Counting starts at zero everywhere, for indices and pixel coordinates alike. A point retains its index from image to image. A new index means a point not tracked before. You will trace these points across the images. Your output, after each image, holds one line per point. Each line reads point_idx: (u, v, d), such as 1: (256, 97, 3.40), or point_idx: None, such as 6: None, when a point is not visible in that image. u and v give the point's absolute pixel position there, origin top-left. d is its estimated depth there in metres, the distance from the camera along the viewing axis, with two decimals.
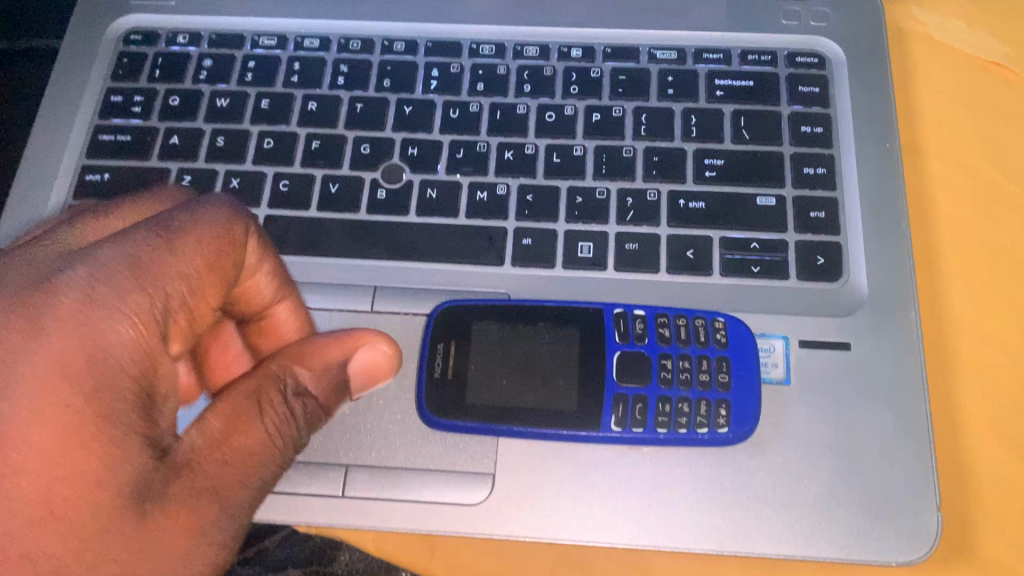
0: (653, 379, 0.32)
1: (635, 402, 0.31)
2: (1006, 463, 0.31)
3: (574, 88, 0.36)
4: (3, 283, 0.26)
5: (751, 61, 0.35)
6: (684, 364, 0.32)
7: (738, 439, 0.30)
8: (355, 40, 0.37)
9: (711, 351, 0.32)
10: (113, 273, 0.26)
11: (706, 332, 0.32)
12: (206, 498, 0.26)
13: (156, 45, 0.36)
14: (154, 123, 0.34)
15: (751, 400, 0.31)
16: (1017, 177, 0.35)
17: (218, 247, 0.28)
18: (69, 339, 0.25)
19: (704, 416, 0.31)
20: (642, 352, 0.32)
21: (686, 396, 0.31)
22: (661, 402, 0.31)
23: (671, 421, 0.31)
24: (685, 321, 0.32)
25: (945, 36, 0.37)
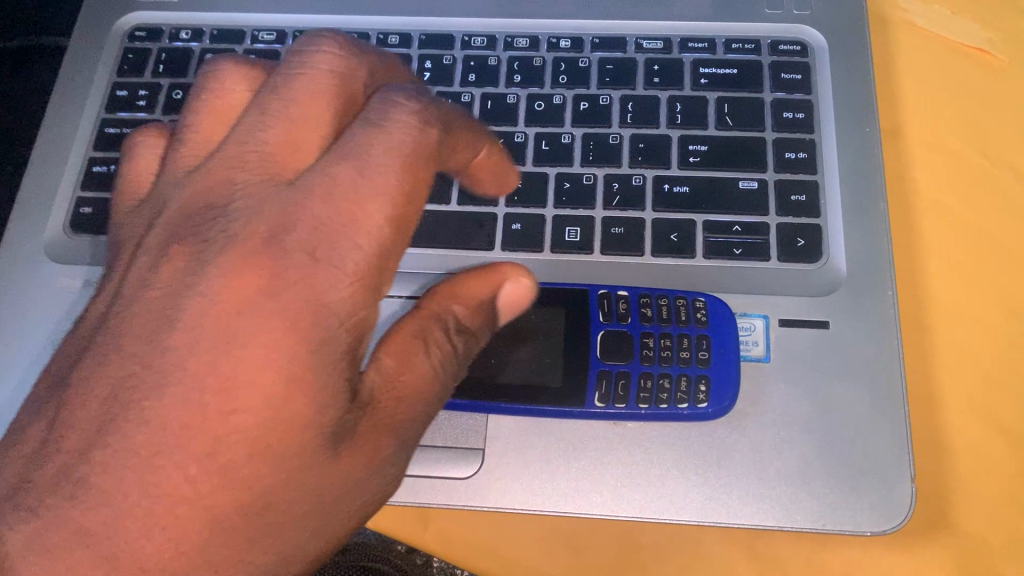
0: (635, 357, 0.30)
1: (617, 376, 0.30)
2: (982, 437, 0.30)
3: (562, 78, 0.34)
4: (225, 244, 0.23)
5: (734, 49, 0.35)
6: (666, 343, 0.30)
7: (718, 415, 0.29)
8: (351, 34, 0.36)
9: (692, 329, 0.30)
10: (320, 221, 0.23)
11: (686, 309, 0.30)
12: (388, 433, 0.24)
13: (160, 41, 0.37)
14: (158, 116, 0.35)
15: (732, 377, 0.29)
16: (996, 159, 0.35)
17: (415, 166, 0.24)
18: (276, 268, 0.22)
19: (683, 392, 0.29)
20: (624, 331, 0.31)
21: (667, 374, 0.30)
22: (643, 378, 0.30)
23: (653, 398, 0.29)
24: (667, 300, 0.31)
25: (928, 23, 0.38)
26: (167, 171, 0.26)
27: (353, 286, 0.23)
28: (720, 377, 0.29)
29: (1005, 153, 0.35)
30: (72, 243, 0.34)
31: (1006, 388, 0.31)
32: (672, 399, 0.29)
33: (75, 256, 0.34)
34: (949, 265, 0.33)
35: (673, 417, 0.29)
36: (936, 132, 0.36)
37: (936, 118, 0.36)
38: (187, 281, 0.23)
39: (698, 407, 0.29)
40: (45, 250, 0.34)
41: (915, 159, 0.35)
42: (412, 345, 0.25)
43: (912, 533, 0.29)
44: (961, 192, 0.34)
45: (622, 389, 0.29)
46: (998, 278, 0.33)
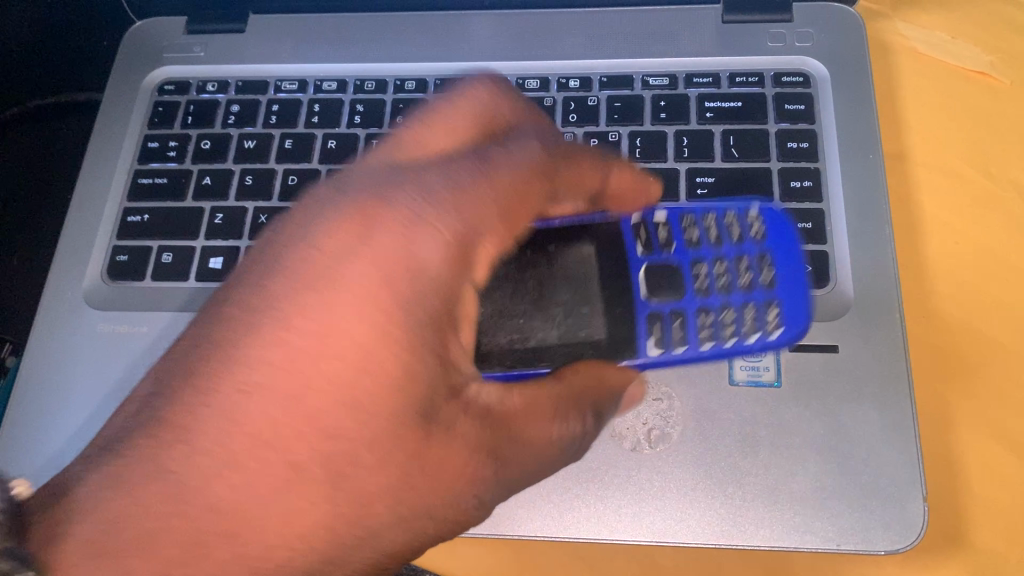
0: (687, 292, 0.29)
1: (672, 320, 0.28)
2: (996, 455, 0.31)
3: (573, 116, 0.36)
4: (337, 198, 0.25)
5: (739, 82, 0.36)
6: (725, 268, 0.29)
7: (788, 342, 0.29)
8: (369, 81, 0.38)
9: (751, 254, 0.30)
10: (437, 198, 0.24)
11: (750, 263, 0.29)
12: (497, 457, 0.24)
13: (188, 93, 0.39)
14: (188, 165, 0.37)
15: (806, 293, 0.29)
16: (1000, 179, 0.36)
17: (526, 184, 0.26)
18: (393, 214, 0.24)
19: (748, 324, 0.29)
20: (675, 258, 0.29)
21: (725, 299, 0.29)
22: (700, 314, 0.29)
23: (715, 333, 0.28)
24: (722, 257, 0.30)
25: (926, 46, 0.39)
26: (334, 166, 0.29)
27: (442, 252, 0.24)
28: (794, 281, 0.29)
29: (1007, 171, 0.36)
30: (111, 290, 0.35)
31: (1015, 402, 0.32)
32: (738, 333, 0.28)
33: (114, 303, 0.35)
34: (956, 282, 0.34)
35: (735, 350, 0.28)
36: (940, 155, 0.36)
37: (937, 139, 0.37)
38: (289, 243, 0.24)
39: (768, 339, 0.29)
40: (84, 298, 0.35)
41: (919, 181, 0.36)
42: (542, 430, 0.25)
43: (927, 550, 0.30)
44: (965, 210, 0.35)
45: (675, 320, 0.28)
46: (1004, 293, 0.33)
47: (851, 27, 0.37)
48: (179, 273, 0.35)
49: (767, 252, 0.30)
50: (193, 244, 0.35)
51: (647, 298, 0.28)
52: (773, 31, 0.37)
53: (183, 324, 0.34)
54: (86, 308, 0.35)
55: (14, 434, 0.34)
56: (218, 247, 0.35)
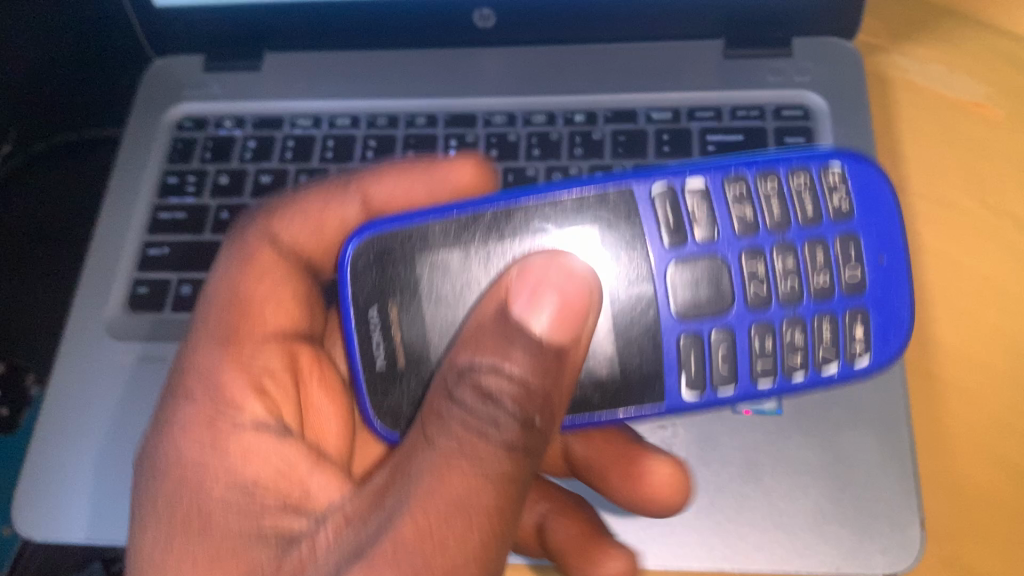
0: (741, 304, 0.28)
1: (747, 336, 0.28)
2: (993, 480, 0.32)
3: (578, 150, 0.37)
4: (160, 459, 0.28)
5: (740, 116, 0.37)
6: (795, 263, 0.27)
7: (880, 364, 0.27)
8: (381, 117, 0.39)
9: (829, 232, 0.27)
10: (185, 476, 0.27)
11: (828, 255, 0.27)
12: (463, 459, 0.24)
13: (206, 130, 0.40)
14: (206, 200, 0.38)
15: (902, 322, 0.27)
16: (996, 208, 0.37)
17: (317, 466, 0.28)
18: (190, 474, 0.27)
19: (844, 350, 0.27)
20: (755, 242, 0.28)
21: (796, 313, 0.27)
22: (760, 338, 0.27)
23: (809, 354, 0.27)
24: (807, 249, 0.27)
25: (925, 78, 0.40)
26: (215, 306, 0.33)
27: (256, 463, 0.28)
28: (884, 305, 0.27)
29: (1004, 202, 0.37)
30: (132, 322, 0.36)
31: (1013, 430, 0.32)
32: (830, 355, 0.27)
33: (135, 333, 0.36)
34: (954, 311, 0.35)
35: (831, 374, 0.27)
36: (938, 185, 0.37)
37: (935, 170, 0.38)
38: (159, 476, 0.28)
39: (855, 366, 0.27)
40: (107, 328, 0.37)
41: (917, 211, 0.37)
42: (491, 381, 0.24)
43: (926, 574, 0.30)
44: (961, 241, 0.36)
45: (758, 330, 0.27)
46: (1001, 322, 0.34)
47: (849, 61, 0.38)
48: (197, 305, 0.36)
49: (851, 232, 0.27)
50: None
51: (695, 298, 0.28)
52: (773, 66, 0.38)
53: None
54: (108, 338, 0.36)
55: (38, 462, 0.35)
56: None
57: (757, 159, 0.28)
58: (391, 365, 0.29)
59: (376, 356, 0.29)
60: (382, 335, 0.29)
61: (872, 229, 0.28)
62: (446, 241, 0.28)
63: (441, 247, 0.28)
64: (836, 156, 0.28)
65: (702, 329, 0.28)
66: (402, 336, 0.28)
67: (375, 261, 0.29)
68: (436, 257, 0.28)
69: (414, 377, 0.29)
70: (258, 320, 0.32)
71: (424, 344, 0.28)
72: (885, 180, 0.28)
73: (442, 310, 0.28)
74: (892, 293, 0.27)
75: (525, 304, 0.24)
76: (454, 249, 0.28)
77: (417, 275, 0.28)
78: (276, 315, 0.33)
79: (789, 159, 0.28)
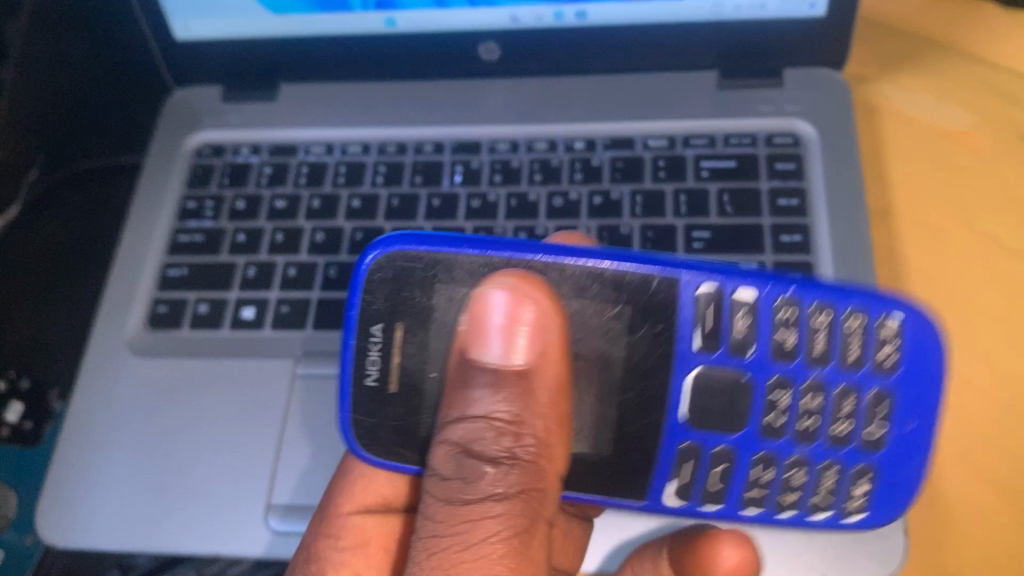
0: (755, 429, 0.28)
1: (750, 463, 0.29)
2: (974, 493, 0.33)
3: (578, 175, 0.39)
4: None
5: (732, 143, 0.39)
6: (820, 405, 0.28)
7: (879, 524, 0.29)
8: (390, 145, 0.41)
9: (867, 382, 0.28)
10: None
11: (855, 410, 0.28)
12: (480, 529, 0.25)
13: (224, 157, 0.42)
14: (223, 224, 0.40)
15: (909, 487, 0.29)
16: (982, 233, 0.38)
17: None
18: None
19: (844, 493, 0.29)
20: (788, 372, 0.28)
21: (804, 453, 0.28)
22: (757, 463, 0.29)
23: (807, 480, 0.29)
24: (837, 388, 0.28)
25: (912, 108, 0.42)
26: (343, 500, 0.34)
27: None
28: (892, 470, 0.29)
29: (988, 226, 0.38)
30: (152, 339, 0.38)
31: (994, 444, 0.34)
32: (824, 503, 0.29)
33: (154, 350, 0.38)
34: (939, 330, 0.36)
35: (816, 518, 0.29)
36: (925, 210, 0.39)
37: (922, 196, 0.39)
38: None
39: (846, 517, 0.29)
40: (128, 344, 0.38)
41: (905, 235, 0.38)
42: (473, 424, 0.25)
43: None
44: (947, 263, 0.37)
45: (772, 431, 0.28)
46: (985, 341, 0.36)
47: (837, 90, 0.40)
48: (213, 323, 0.38)
49: (886, 393, 0.28)
50: (226, 295, 0.38)
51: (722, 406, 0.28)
52: (765, 96, 0.40)
53: (216, 370, 0.37)
54: (128, 355, 0.38)
55: (60, 474, 0.36)
56: (250, 298, 0.38)
57: (820, 287, 0.28)
58: (383, 385, 0.28)
59: (369, 372, 0.28)
60: (381, 354, 0.28)
61: (910, 394, 0.28)
62: (468, 282, 0.27)
63: (464, 286, 0.27)
64: (917, 334, 0.28)
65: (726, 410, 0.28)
66: (401, 361, 0.28)
67: (390, 280, 0.27)
68: (458, 293, 0.27)
69: (404, 402, 0.28)
70: (348, 498, 0.33)
71: (421, 371, 0.28)
72: (937, 339, 0.28)
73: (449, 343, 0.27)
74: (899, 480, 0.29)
75: (495, 342, 0.24)
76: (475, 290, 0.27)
77: (430, 303, 0.27)
78: (365, 494, 0.34)
79: (872, 310, 0.28)
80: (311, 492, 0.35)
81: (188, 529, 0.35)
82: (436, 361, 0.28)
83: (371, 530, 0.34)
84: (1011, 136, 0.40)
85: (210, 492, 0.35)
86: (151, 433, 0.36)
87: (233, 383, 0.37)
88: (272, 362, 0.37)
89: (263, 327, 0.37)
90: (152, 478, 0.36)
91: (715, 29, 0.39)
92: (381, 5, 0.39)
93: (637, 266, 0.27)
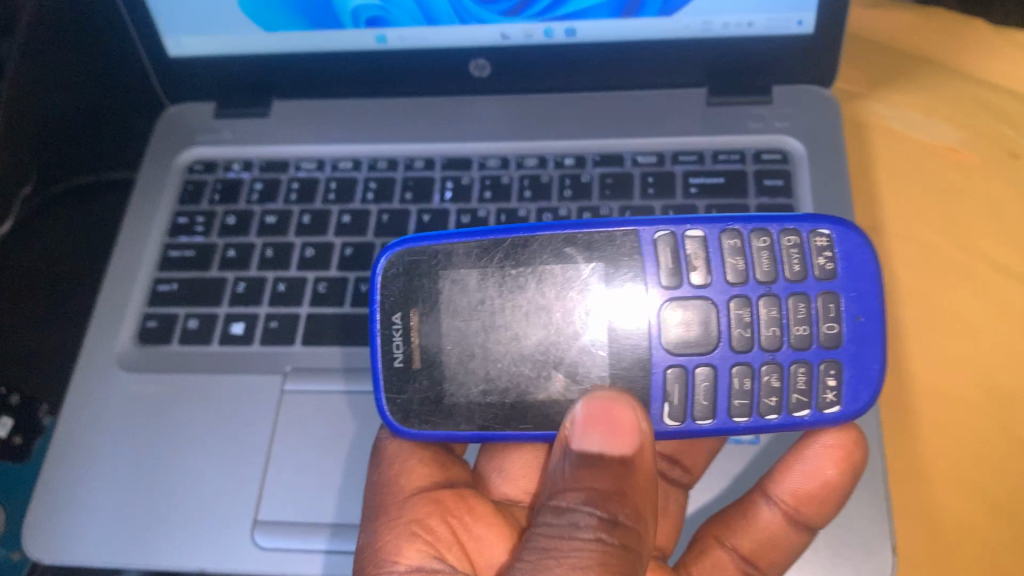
0: (726, 345, 0.30)
1: (728, 379, 0.30)
2: (965, 510, 0.33)
3: (567, 192, 0.39)
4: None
5: (721, 159, 0.39)
6: (779, 312, 0.30)
7: (855, 414, 0.30)
8: (381, 160, 0.41)
9: (812, 283, 0.30)
10: None
11: (810, 377, 0.30)
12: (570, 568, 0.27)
13: (215, 172, 0.42)
14: (214, 239, 0.40)
15: (873, 378, 0.30)
16: (971, 249, 0.38)
17: None
18: None
19: (816, 395, 0.30)
20: (743, 291, 0.30)
21: (775, 359, 0.30)
22: (739, 376, 0.30)
23: (784, 396, 0.30)
24: (785, 301, 0.30)
25: (901, 125, 0.42)
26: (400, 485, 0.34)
27: None
28: (858, 361, 0.30)
29: (977, 241, 0.38)
30: (142, 355, 0.38)
31: (982, 460, 0.34)
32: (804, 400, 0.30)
33: (145, 365, 0.38)
34: (928, 344, 0.36)
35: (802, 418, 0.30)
36: (914, 227, 0.39)
37: (911, 212, 0.39)
38: None
39: (824, 412, 0.30)
40: (118, 360, 0.38)
41: (894, 251, 0.38)
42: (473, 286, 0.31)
43: None
44: (936, 278, 0.37)
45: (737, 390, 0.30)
46: (974, 356, 0.36)
47: (826, 108, 0.40)
48: (203, 339, 0.38)
49: (832, 291, 0.30)
50: (216, 311, 0.38)
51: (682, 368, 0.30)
52: (754, 113, 0.40)
53: (205, 385, 0.37)
54: (117, 370, 0.38)
55: (48, 489, 0.36)
56: (240, 314, 0.38)
57: (755, 217, 0.31)
58: (407, 365, 0.31)
59: (395, 355, 0.31)
60: (403, 338, 0.31)
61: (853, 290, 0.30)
62: (467, 263, 0.31)
63: (462, 266, 0.31)
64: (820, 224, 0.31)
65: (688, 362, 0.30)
66: (419, 340, 0.31)
67: (402, 273, 0.31)
68: (457, 274, 0.31)
69: (427, 376, 0.31)
70: (397, 487, 0.33)
71: (437, 348, 0.31)
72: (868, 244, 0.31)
73: (456, 322, 0.31)
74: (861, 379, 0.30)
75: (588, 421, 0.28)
76: (475, 269, 0.31)
77: (435, 288, 0.31)
78: (414, 478, 0.33)
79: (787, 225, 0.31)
80: (299, 507, 0.35)
81: (176, 545, 0.35)
82: (448, 337, 0.31)
83: (428, 505, 0.33)
84: (999, 153, 0.41)
85: (198, 508, 0.35)
86: (140, 448, 0.36)
87: (223, 399, 0.37)
88: (261, 378, 0.37)
89: (252, 343, 0.37)
90: (141, 494, 0.36)
91: (703, 46, 0.39)
92: (371, 22, 0.39)
93: (597, 227, 0.31)
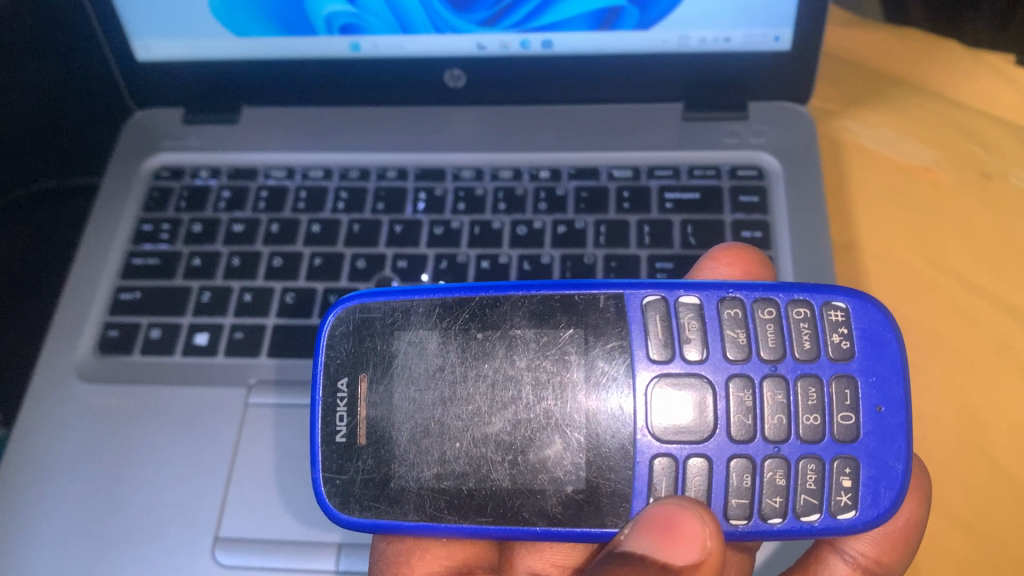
0: (722, 436, 0.29)
1: (725, 471, 0.28)
2: (936, 531, 0.33)
3: (543, 205, 0.38)
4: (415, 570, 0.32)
5: (696, 175, 0.38)
6: (785, 398, 0.29)
7: (864, 527, 0.28)
8: (353, 170, 0.41)
9: (836, 449, 0.28)
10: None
11: (821, 475, 0.28)
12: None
13: (182, 179, 0.42)
14: (179, 247, 0.39)
15: (889, 484, 0.28)
16: (945, 269, 0.38)
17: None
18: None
19: (828, 498, 0.28)
20: (748, 454, 0.28)
21: (781, 454, 0.28)
22: (734, 470, 0.28)
23: (790, 498, 0.28)
24: (777, 313, 0.30)
25: (874, 144, 0.42)
26: (396, 453, 0.28)
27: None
28: (872, 458, 0.28)
29: (950, 261, 0.38)
30: (101, 364, 0.37)
31: (960, 483, 0.33)
32: (775, 344, 0.29)
33: (105, 376, 0.37)
34: None
35: (809, 445, 0.28)
36: (887, 247, 0.39)
37: (886, 231, 0.39)
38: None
39: (839, 517, 0.28)
40: (75, 369, 0.37)
41: (869, 270, 0.38)
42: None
43: None
44: (914, 300, 0.37)
45: (769, 486, 0.28)
46: (953, 378, 0.35)
47: (800, 124, 0.40)
48: (165, 349, 0.37)
49: (844, 375, 0.29)
50: (179, 320, 0.37)
51: (727, 526, 0.28)
52: (730, 129, 0.40)
53: (163, 398, 0.36)
54: (75, 380, 0.37)
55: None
56: (204, 324, 0.37)
57: (770, 449, 0.28)
58: (352, 440, 0.29)
59: (338, 429, 0.29)
60: (348, 409, 0.29)
61: (875, 439, 0.28)
62: (427, 323, 0.29)
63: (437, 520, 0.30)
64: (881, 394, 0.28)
65: (677, 453, 0.29)
66: (367, 413, 0.29)
67: (341, 499, 0.29)
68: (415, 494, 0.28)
69: (373, 453, 0.29)
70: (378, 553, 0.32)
71: (388, 421, 0.29)
72: (891, 367, 0.28)
73: (413, 391, 0.29)
74: (864, 506, 0.28)
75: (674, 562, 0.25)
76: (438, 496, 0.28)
77: (391, 350, 0.29)
78: (426, 565, 0.32)
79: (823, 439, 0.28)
80: (261, 524, 0.34)
81: (132, 564, 0.34)
82: (400, 410, 0.29)
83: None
84: (971, 174, 0.41)
85: (157, 524, 0.34)
86: (101, 463, 0.35)
87: (187, 411, 0.36)
88: (222, 391, 0.36)
89: (216, 354, 0.36)
90: (98, 509, 0.34)
91: (680, 60, 0.38)
92: (345, 30, 0.39)
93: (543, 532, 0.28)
